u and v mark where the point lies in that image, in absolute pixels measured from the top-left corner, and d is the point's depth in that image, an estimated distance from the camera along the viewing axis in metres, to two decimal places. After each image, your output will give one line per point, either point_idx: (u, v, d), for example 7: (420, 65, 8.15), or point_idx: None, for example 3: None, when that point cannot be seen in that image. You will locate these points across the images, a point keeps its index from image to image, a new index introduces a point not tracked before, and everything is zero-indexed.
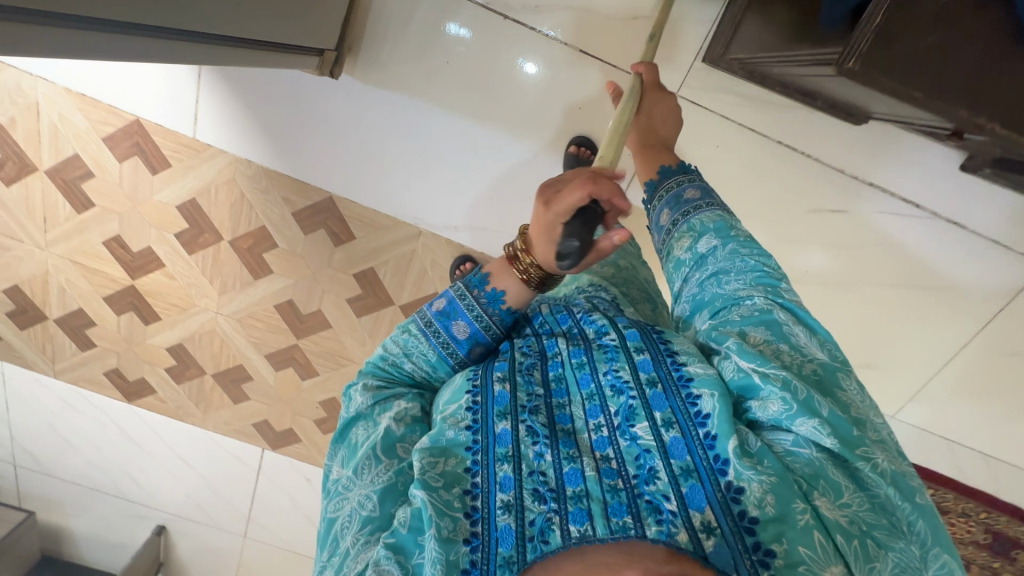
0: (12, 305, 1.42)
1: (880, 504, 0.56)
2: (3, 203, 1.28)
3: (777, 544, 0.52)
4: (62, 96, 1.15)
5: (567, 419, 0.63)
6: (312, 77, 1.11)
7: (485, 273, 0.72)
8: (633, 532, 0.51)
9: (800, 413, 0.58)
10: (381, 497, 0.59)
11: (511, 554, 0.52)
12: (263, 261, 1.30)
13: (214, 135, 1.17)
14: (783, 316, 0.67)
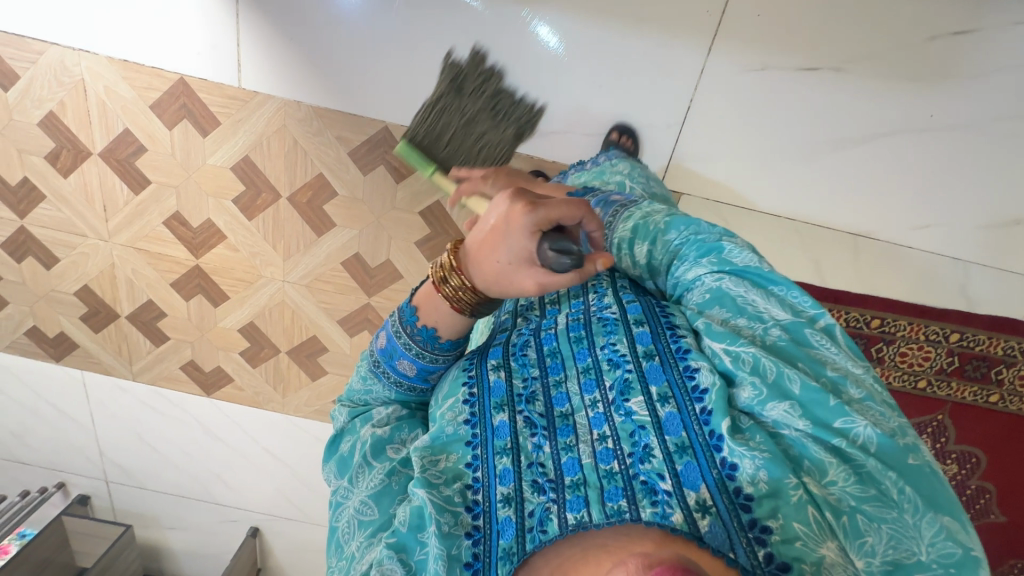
0: (85, 307, 1.40)
1: (867, 475, 0.47)
2: (63, 196, 1.26)
3: (773, 520, 0.45)
4: (106, 67, 1.12)
5: (564, 399, 0.57)
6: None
7: (415, 303, 0.61)
8: (628, 516, 0.45)
9: (771, 397, 0.51)
10: (377, 499, 0.57)
11: (511, 545, 0.48)
12: (324, 213, 1.23)
13: (259, 80, 1.12)
14: (733, 287, 0.60)
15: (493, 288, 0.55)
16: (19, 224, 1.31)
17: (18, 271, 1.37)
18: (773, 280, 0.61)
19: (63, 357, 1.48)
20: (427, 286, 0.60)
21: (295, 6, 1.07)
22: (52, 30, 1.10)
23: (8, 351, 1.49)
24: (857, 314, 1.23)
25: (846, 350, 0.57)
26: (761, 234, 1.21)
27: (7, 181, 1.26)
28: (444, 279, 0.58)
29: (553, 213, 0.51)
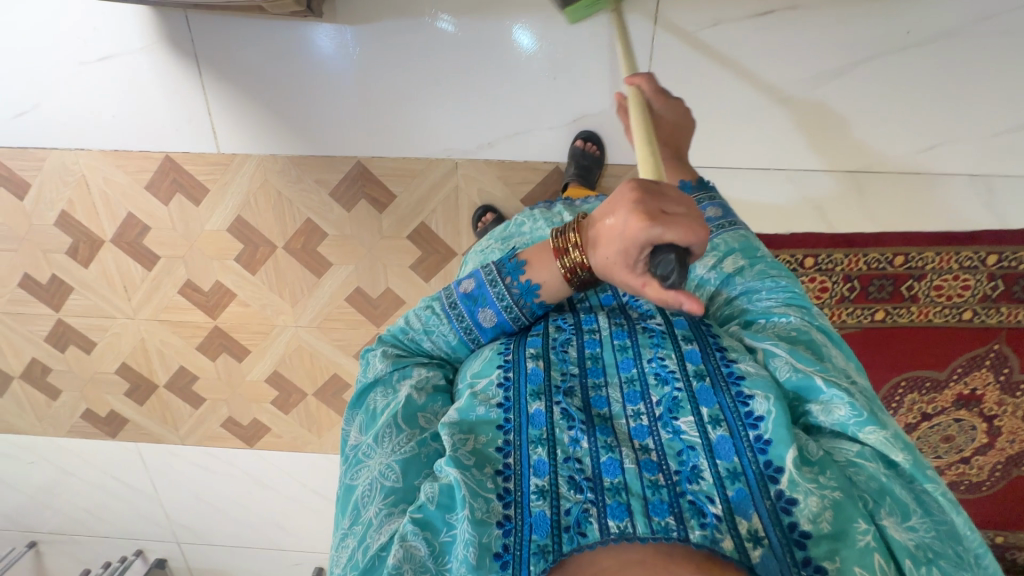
0: (127, 383, 1.50)
1: (944, 530, 0.53)
2: (88, 285, 1.36)
3: (832, 561, 0.47)
4: (100, 160, 1.20)
5: (603, 403, 0.58)
6: (303, 42, 1.08)
7: (523, 260, 0.67)
8: (675, 535, 0.45)
9: (872, 422, 0.54)
10: (404, 467, 0.58)
11: (545, 543, 0.47)
12: (320, 255, 1.27)
13: (235, 142, 1.17)
14: (823, 338, 0.65)
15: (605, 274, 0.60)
16: (56, 317, 1.41)
17: (64, 360, 1.48)
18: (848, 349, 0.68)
19: (118, 432, 1.58)
20: (546, 246, 0.67)
21: (252, 66, 1.11)
22: (48, 137, 1.19)
23: (70, 435, 1.60)
24: (877, 256, 1.18)
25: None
26: (753, 191, 1.17)
27: (37, 280, 1.36)
28: (566, 251, 0.64)
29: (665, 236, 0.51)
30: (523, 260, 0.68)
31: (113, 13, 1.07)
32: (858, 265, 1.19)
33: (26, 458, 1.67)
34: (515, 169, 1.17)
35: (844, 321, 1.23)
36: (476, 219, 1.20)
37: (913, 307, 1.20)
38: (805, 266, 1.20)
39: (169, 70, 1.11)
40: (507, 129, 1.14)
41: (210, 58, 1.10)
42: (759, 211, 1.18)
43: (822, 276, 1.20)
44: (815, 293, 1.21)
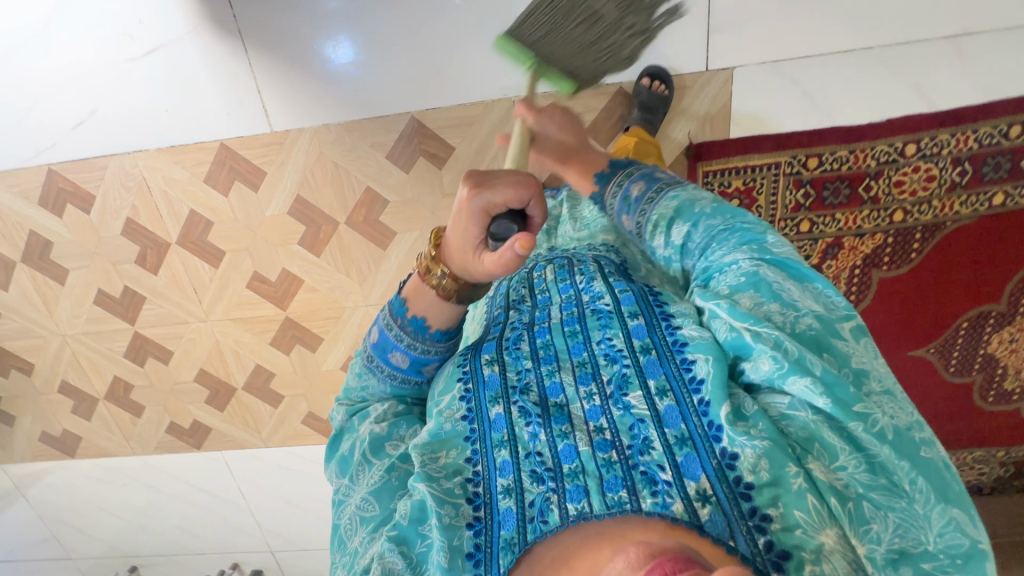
0: (207, 389, 1.50)
1: (879, 463, 0.47)
2: (160, 292, 1.36)
3: (775, 508, 0.46)
4: (159, 159, 1.20)
5: (559, 390, 0.59)
6: (334, 12, 1.07)
7: (404, 295, 0.66)
8: (628, 506, 0.48)
9: (793, 371, 0.49)
10: (377, 496, 0.60)
11: (511, 536, 0.51)
12: (383, 225, 1.23)
13: (287, 117, 1.15)
14: (770, 275, 0.56)
15: (472, 263, 0.61)
16: (133, 330, 1.42)
17: (145, 374, 1.49)
18: (811, 274, 0.57)
19: (203, 442, 1.58)
20: (413, 281, 0.67)
21: (295, 36, 1.09)
22: (106, 144, 1.20)
23: (158, 452, 1.61)
24: (988, 130, 1.08)
25: (872, 343, 0.54)
26: (836, 79, 1.09)
27: (111, 295, 1.38)
28: (429, 270, 0.65)
29: (503, 185, 0.59)
30: None
31: (155, 2, 1.07)
32: (968, 143, 1.09)
33: (119, 482, 1.68)
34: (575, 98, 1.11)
35: (958, 212, 1.15)
36: None
37: None
38: (907, 155, 1.11)
39: (215, 52, 1.10)
40: None
41: (254, 34, 1.09)
42: (845, 101, 1.09)
43: (927, 163, 1.11)
44: (922, 184, 1.13)
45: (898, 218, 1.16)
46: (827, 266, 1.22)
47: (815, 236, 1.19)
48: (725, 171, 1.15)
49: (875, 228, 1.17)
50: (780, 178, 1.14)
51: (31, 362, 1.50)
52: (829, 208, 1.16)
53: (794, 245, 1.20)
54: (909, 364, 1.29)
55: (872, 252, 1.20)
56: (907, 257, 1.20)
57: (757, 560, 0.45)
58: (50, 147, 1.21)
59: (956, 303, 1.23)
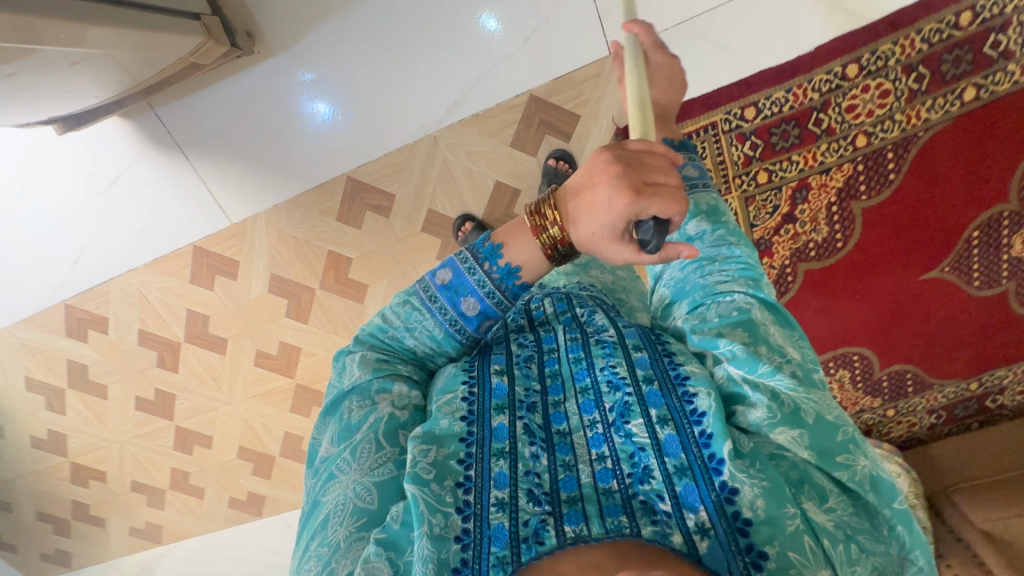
0: (251, 463, 1.61)
1: (863, 506, 0.52)
2: (187, 387, 1.49)
3: (772, 546, 0.47)
4: (149, 273, 1.32)
5: (562, 418, 0.59)
6: (271, 101, 1.14)
7: (499, 241, 0.64)
8: (628, 531, 0.49)
9: (784, 424, 0.52)
10: (379, 487, 0.55)
11: (505, 553, 0.48)
12: (354, 281, 1.28)
13: (240, 208, 1.23)
14: (759, 317, 0.58)
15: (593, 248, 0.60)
16: (174, 426, 1.56)
17: (196, 460, 1.63)
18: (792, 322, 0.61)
19: (262, 509, 1.68)
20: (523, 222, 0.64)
21: (228, 136, 1.17)
22: (101, 272, 1.32)
23: (228, 525, 1.73)
24: (934, 27, 1.02)
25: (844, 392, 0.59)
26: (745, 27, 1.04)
27: (147, 399, 1.52)
28: (544, 227, 0.62)
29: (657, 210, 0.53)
30: (506, 238, 0.64)
31: (106, 139, 1.18)
32: (914, 47, 1.03)
33: (206, 557, 1.78)
34: (492, 116, 1.11)
35: (927, 120, 1.06)
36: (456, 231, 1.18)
37: (1010, 66, 1.02)
38: (850, 77, 1.05)
39: (164, 169, 1.20)
40: (467, 82, 1.10)
41: (191, 143, 1.17)
42: None
43: (875, 79, 1.05)
44: (875, 102, 1.06)
45: (862, 142, 1.09)
46: (800, 211, 1.15)
47: (776, 184, 1.12)
48: None
49: (839, 159, 1.10)
50: (719, 137, 1.11)
51: (103, 470, 1.67)
52: (782, 152, 1.10)
53: (758, 199, 1.14)
54: (921, 290, 1.18)
55: (844, 184, 1.12)
56: (885, 180, 1.11)
57: None
58: (60, 287, 1.35)
59: (953, 213, 1.12)
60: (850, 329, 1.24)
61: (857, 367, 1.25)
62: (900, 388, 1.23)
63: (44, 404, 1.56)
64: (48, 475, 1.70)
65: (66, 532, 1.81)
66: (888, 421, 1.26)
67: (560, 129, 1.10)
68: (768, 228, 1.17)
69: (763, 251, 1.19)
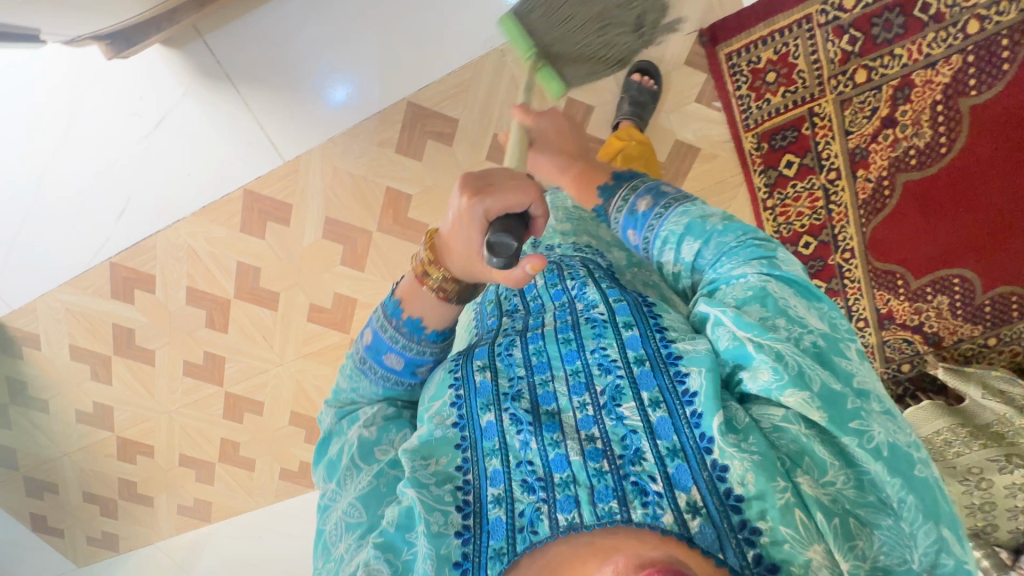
0: (303, 429, 1.53)
1: (869, 480, 0.48)
2: (237, 348, 1.42)
3: (765, 521, 0.46)
4: (197, 223, 1.26)
5: (551, 399, 0.56)
6: (329, 21, 1.08)
7: (399, 297, 0.65)
8: (618, 516, 0.48)
9: (790, 385, 0.48)
10: (364, 501, 0.59)
11: (501, 545, 0.50)
12: (413, 221, 1.21)
13: (295, 143, 1.17)
14: (776, 290, 0.55)
15: (473, 275, 0.61)
16: (223, 391, 1.49)
17: (246, 428, 1.55)
18: (817, 292, 0.57)
19: (315, 480, 1.59)
20: (411, 278, 0.65)
21: (283, 61, 1.10)
22: (147, 225, 1.27)
23: (279, 498, 1.64)
24: None
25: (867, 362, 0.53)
26: None
27: (195, 362, 1.45)
28: (428, 272, 0.63)
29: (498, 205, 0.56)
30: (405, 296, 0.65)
31: (150, 73, 1.12)
32: None
33: (255, 535, 1.68)
34: None
35: None
36: None
37: None
38: None
39: (212, 103, 1.13)
40: None
41: (241, 70, 1.11)
42: None
43: None
44: None
45: (973, 29, 1.00)
46: (902, 113, 1.06)
47: (876, 82, 1.04)
48: (749, 46, 1.05)
49: (947, 50, 1.01)
50: (814, 32, 1.03)
51: (150, 443, 1.61)
52: (884, 45, 1.02)
53: (856, 101, 1.06)
54: None
55: (952, 79, 1.03)
56: (1000, 71, 1.01)
57: (746, 572, 0.46)
58: (105, 242, 1.29)
59: None
60: (954, 246, 1.12)
61: (956, 292, 1.14)
62: (1005, 314, 1.13)
63: (89, 373, 1.50)
64: (94, 451, 1.64)
65: (112, 513, 1.73)
66: (989, 351, 1.15)
67: None
68: (866, 135, 1.08)
69: (858, 161, 1.10)
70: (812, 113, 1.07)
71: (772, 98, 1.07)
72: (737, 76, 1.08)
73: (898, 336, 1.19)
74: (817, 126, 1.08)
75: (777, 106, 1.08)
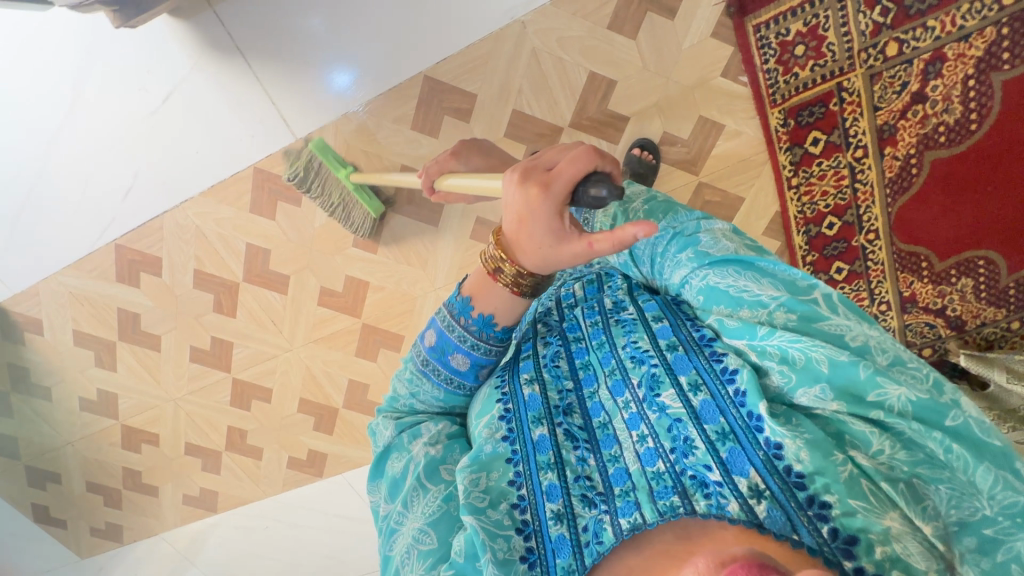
0: (312, 417, 1.50)
1: (911, 439, 0.44)
2: (245, 333, 1.39)
3: (832, 494, 0.42)
4: (206, 202, 1.22)
5: (599, 409, 0.55)
6: None
7: (467, 294, 0.59)
8: (681, 509, 0.44)
9: (802, 383, 0.46)
10: (434, 525, 0.54)
11: (569, 563, 0.48)
12: (428, 200, 1.21)
13: (308, 120, 1.14)
14: (720, 281, 0.53)
15: (550, 266, 0.52)
16: (231, 377, 1.46)
17: (254, 416, 1.52)
18: (756, 260, 0.53)
19: (324, 469, 1.56)
20: (481, 275, 0.58)
21: (298, 31, 1.07)
22: (155, 204, 1.23)
23: (286, 488, 1.60)
24: None
25: (861, 311, 0.49)
26: None
27: (203, 348, 1.42)
28: (499, 269, 0.56)
29: (568, 180, 0.47)
30: (475, 290, 0.58)
31: (156, 46, 1.09)
32: None
33: (263, 525, 1.65)
34: None
35: None
36: None
37: None
38: None
39: (220, 78, 1.10)
40: None
41: (253, 43, 1.08)
42: None
43: None
44: None
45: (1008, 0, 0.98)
46: (932, 88, 1.03)
47: (908, 56, 1.02)
48: (779, 17, 1.03)
49: (981, 22, 0.99)
50: (845, 4, 1.01)
51: (156, 432, 1.57)
52: (917, 17, 1.00)
53: (885, 75, 1.04)
54: None
55: (985, 53, 1.00)
56: None
57: (827, 550, 0.41)
58: (111, 222, 1.25)
59: None
60: (979, 227, 1.10)
61: (981, 274, 1.12)
62: None
63: (93, 359, 1.46)
64: (98, 439, 1.60)
65: (117, 503, 1.69)
66: (1012, 335, 1.12)
67: (662, 4, 1.04)
68: (894, 111, 1.06)
69: (886, 138, 1.07)
70: (841, 88, 1.05)
71: (800, 72, 1.05)
72: (764, 49, 1.05)
73: (920, 319, 1.16)
74: (845, 102, 1.06)
75: (805, 80, 1.05)
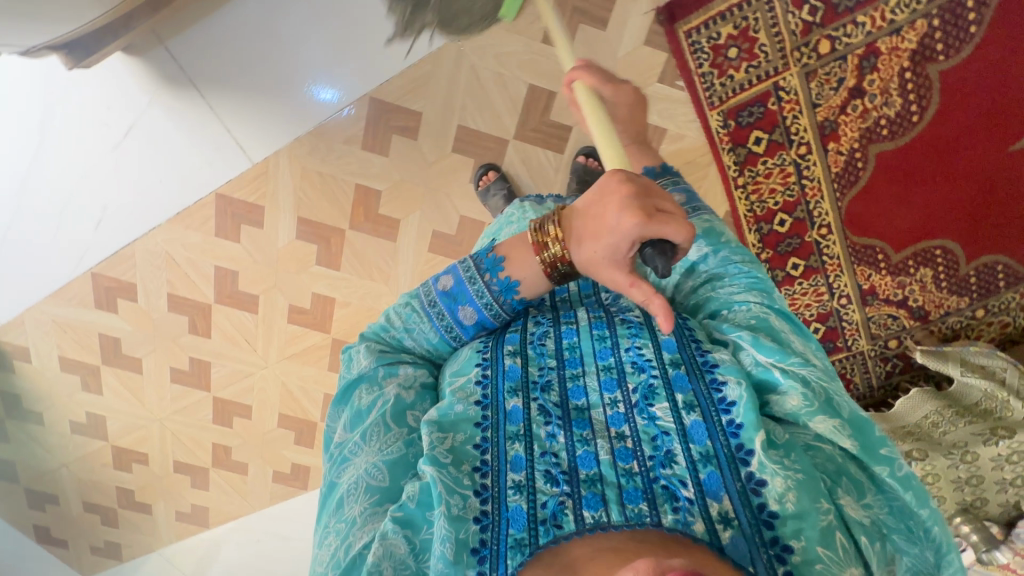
0: (293, 431, 1.53)
1: (900, 508, 0.47)
2: (222, 352, 1.43)
3: (800, 539, 0.44)
4: (174, 228, 1.27)
5: (581, 394, 0.53)
6: (291, 20, 1.09)
7: (501, 255, 0.61)
8: (648, 519, 0.44)
9: (821, 412, 0.48)
10: (390, 466, 0.53)
11: (522, 536, 0.45)
12: (385, 217, 1.23)
13: (262, 145, 1.18)
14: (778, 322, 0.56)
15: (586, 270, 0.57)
16: (211, 396, 1.50)
17: (237, 433, 1.56)
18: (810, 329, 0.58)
19: (307, 481, 1.60)
20: (525, 237, 0.61)
21: (245, 61, 1.12)
22: (126, 232, 1.28)
23: (273, 501, 1.64)
24: None
25: None
26: None
27: (183, 369, 1.47)
28: (546, 244, 0.59)
29: (665, 233, 0.51)
30: (509, 252, 0.61)
31: (112, 81, 1.13)
32: None
33: (253, 539, 1.68)
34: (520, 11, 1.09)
35: None
36: (477, 180, 1.19)
37: None
38: None
39: (177, 109, 1.15)
40: None
41: (204, 73, 1.12)
42: None
43: None
44: None
45: None
46: (869, 82, 1.05)
47: (841, 53, 1.04)
48: (708, 22, 1.05)
49: (911, 16, 1.01)
50: (773, 5, 1.03)
51: (145, 452, 1.62)
52: (845, 14, 1.03)
53: (821, 73, 1.05)
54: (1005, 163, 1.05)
55: (918, 45, 1.02)
56: (966, 34, 1.01)
57: None
58: (86, 252, 1.30)
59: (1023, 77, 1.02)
60: (933, 216, 1.09)
61: (939, 264, 1.11)
62: (991, 284, 1.09)
63: (80, 383, 1.51)
64: (91, 461, 1.65)
65: (114, 522, 1.74)
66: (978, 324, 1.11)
67: (594, 15, 1.07)
68: (834, 107, 1.07)
69: (828, 134, 1.08)
70: (777, 88, 1.06)
71: (734, 74, 1.07)
72: (697, 53, 1.07)
73: (883, 312, 1.14)
74: (783, 101, 1.07)
75: (740, 82, 1.07)
